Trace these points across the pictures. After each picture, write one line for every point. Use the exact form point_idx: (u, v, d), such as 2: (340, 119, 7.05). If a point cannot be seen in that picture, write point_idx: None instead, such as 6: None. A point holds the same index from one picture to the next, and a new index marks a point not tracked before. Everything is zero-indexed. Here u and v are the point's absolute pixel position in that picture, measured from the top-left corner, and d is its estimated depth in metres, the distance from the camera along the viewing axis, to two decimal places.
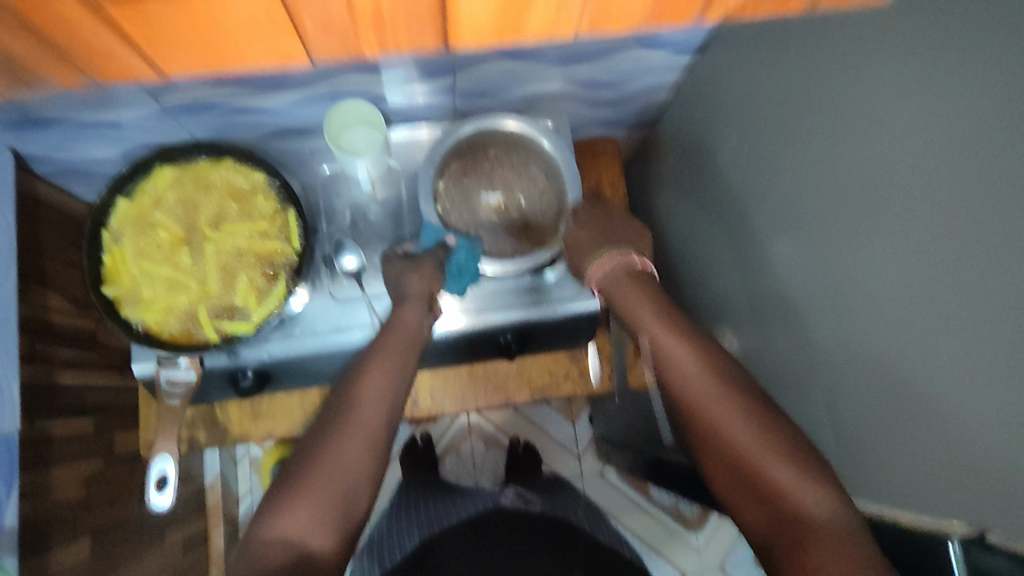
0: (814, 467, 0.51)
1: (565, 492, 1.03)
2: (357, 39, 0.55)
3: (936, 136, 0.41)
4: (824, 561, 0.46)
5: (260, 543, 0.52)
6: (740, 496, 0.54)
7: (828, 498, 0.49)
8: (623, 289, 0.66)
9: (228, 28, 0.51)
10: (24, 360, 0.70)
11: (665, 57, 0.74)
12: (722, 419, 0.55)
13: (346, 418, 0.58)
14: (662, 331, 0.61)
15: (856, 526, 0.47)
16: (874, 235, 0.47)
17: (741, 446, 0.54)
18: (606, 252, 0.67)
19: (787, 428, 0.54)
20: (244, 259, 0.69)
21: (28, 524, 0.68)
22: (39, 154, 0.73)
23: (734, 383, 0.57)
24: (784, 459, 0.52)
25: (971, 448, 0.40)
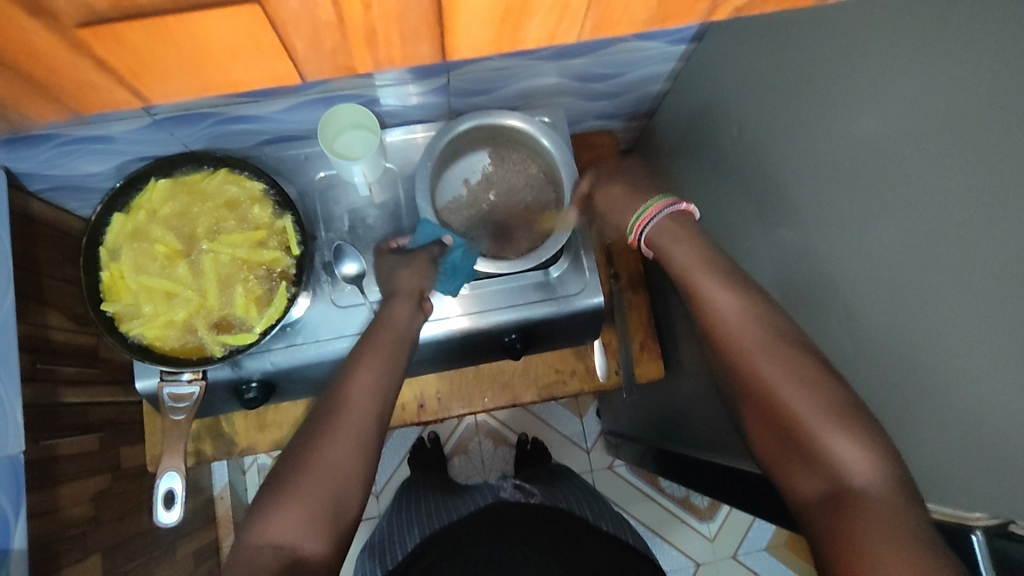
0: (871, 437, 0.47)
1: (575, 484, 1.01)
2: (348, 53, 0.50)
3: (946, 118, 0.40)
4: (874, 539, 0.42)
5: (251, 548, 0.49)
6: (789, 463, 0.51)
7: (888, 472, 0.46)
8: (675, 237, 0.63)
9: (194, 37, 0.44)
10: (26, 381, 0.69)
11: (661, 46, 0.73)
12: (781, 384, 0.52)
13: (336, 417, 0.55)
14: (716, 286, 0.59)
15: (910, 502, 0.44)
16: (881, 221, 0.47)
17: (797, 410, 0.50)
18: (652, 204, 0.65)
19: (853, 398, 0.49)
20: (243, 268, 0.68)
21: (37, 544, 0.68)
22: (31, 171, 0.72)
23: (795, 351, 0.53)
24: (840, 427, 0.48)
25: (991, 435, 0.39)
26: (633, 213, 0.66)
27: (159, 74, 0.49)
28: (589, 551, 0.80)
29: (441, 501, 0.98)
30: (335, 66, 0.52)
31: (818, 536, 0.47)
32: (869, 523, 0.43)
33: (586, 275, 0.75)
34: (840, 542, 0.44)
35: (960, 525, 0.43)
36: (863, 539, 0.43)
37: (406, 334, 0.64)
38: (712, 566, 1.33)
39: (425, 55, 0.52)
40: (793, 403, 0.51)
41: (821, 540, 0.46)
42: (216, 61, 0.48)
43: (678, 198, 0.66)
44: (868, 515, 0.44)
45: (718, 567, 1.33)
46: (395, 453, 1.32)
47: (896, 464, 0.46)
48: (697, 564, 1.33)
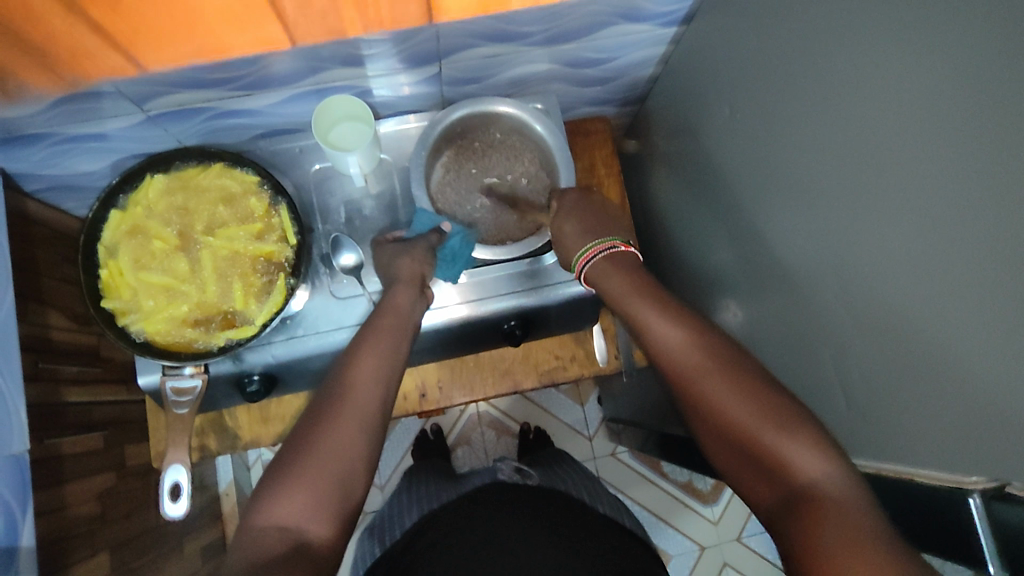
0: (815, 438, 0.49)
1: (574, 467, 1.02)
2: (340, 19, 0.58)
3: (932, 86, 0.41)
4: (829, 533, 0.43)
5: (255, 531, 0.49)
6: (748, 475, 0.52)
7: (839, 471, 0.47)
8: (608, 277, 0.64)
9: (210, 19, 0.54)
10: (29, 380, 0.70)
11: (652, 29, 0.73)
12: (727, 399, 0.53)
13: (338, 402, 0.56)
14: (653, 314, 0.60)
15: (852, 493, 0.46)
16: (873, 192, 0.47)
17: (747, 421, 0.51)
18: (593, 244, 0.65)
19: (793, 404, 0.51)
20: (241, 262, 0.68)
21: (44, 542, 0.68)
22: (26, 172, 0.72)
23: (738, 365, 0.55)
24: (787, 434, 0.50)
25: (983, 397, 0.40)
26: (579, 249, 0.66)
27: None
28: (591, 530, 0.81)
29: (440, 483, 0.99)
30: (325, 31, 0.59)
31: (783, 543, 0.46)
32: (828, 520, 0.44)
33: None
34: (800, 542, 0.45)
35: (957, 488, 0.44)
36: (817, 537, 0.43)
37: (410, 322, 0.64)
38: (717, 549, 1.34)
39: (414, 16, 0.60)
40: (738, 416, 0.52)
41: (787, 548, 0.46)
42: None
43: (619, 239, 0.66)
44: (826, 514, 0.44)
45: (722, 549, 1.34)
46: (398, 445, 1.33)
47: (844, 464, 0.47)
48: (702, 548, 1.34)
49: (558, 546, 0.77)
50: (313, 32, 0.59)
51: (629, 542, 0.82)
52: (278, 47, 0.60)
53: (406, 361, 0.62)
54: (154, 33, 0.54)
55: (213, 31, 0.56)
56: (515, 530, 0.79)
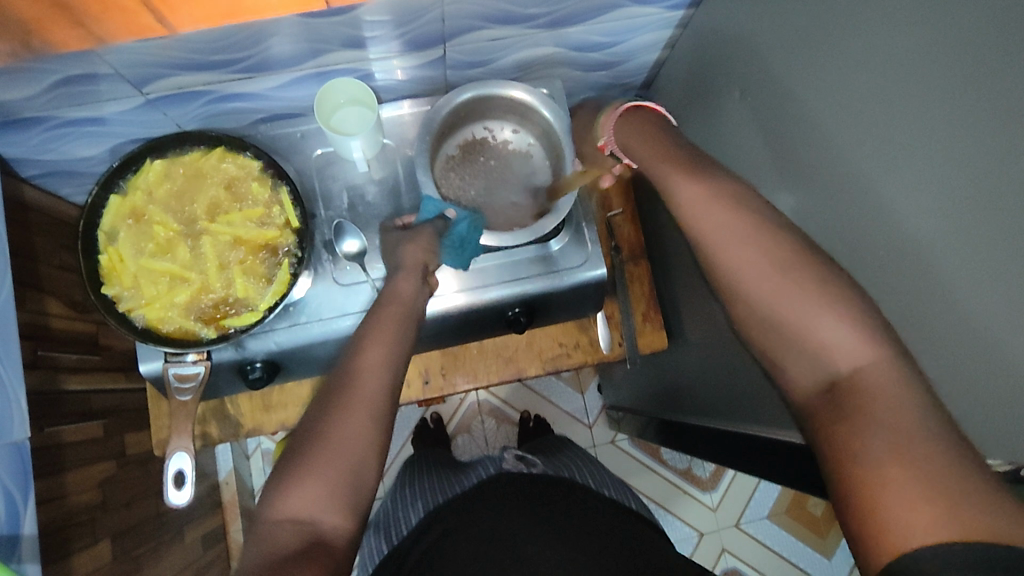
0: (855, 315, 0.43)
1: (578, 454, 1.02)
2: None
3: (947, 69, 0.40)
4: (876, 436, 0.39)
5: (271, 525, 0.49)
6: (773, 349, 0.47)
7: (876, 346, 0.42)
8: (623, 136, 0.64)
9: None
10: (28, 368, 0.69)
11: (659, 13, 0.72)
12: (762, 277, 0.47)
13: (348, 391, 0.55)
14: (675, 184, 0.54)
15: (897, 375, 0.40)
16: (884, 177, 0.47)
17: (773, 298, 0.46)
18: (606, 113, 0.67)
19: (830, 274, 0.45)
20: (242, 248, 0.67)
21: (45, 530, 0.67)
22: (23, 156, 0.70)
23: (772, 235, 0.48)
24: (827, 310, 0.44)
25: (995, 383, 0.40)
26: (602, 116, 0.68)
27: None
28: (593, 520, 0.80)
29: (444, 475, 0.99)
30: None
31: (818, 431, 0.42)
32: (874, 420, 0.39)
33: (588, 247, 0.75)
34: (836, 442, 0.41)
35: None
36: (862, 441, 0.39)
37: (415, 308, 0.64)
38: (715, 536, 1.35)
39: None
40: (766, 292, 0.46)
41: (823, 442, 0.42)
42: None
43: (640, 99, 0.65)
44: (866, 408, 0.40)
45: (721, 535, 1.35)
46: (397, 434, 1.33)
47: (883, 338, 0.42)
48: (700, 534, 1.35)
49: (566, 532, 0.77)
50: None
51: (636, 524, 0.83)
52: (306, 6, 0.56)
53: (411, 347, 0.61)
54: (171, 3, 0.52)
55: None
56: (521, 520, 0.79)
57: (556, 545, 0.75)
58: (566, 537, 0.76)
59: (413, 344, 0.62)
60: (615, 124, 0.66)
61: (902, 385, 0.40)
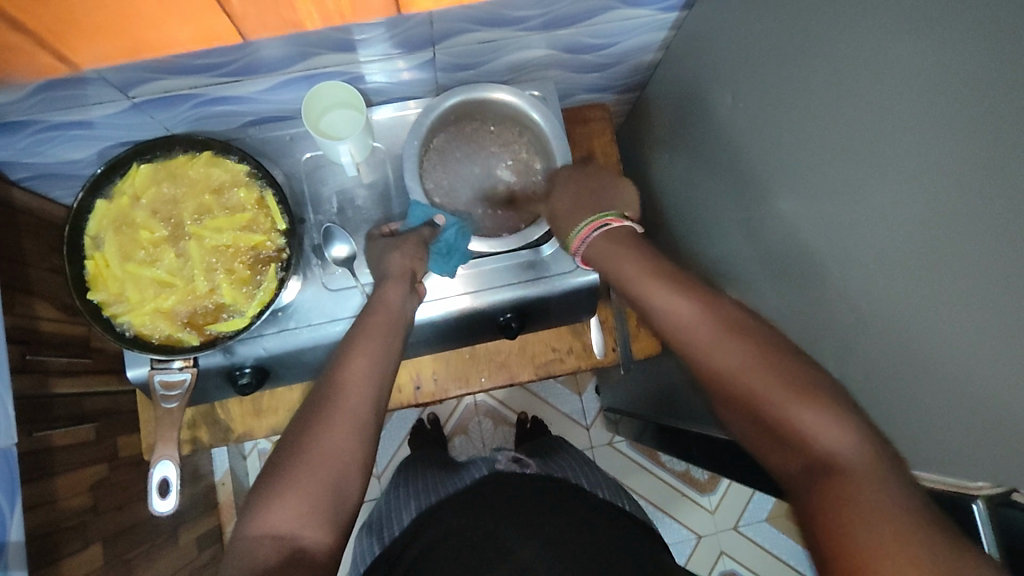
0: (836, 409, 0.46)
1: (573, 455, 1.02)
2: (297, 13, 0.56)
3: (940, 78, 0.39)
4: (863, 524, 0.39)
5: (249, 541, 0.48)
6: (765, 444, 0.49)
7: (859, 439, 0.44)
8: (604, 256, 0.64)
9: (149, 11, 0.51)
10: (16, 373, 0.68)
11: (652, 14, 0.71)
12: (736, 366, 0.51)
13: (330, 404, 0.55)
14: (662, 291, 0.58)
15: (883, 467, 0.42)
16: (876, 187, 0.45)
17: (758, 395, 0.49)
18: (584, 223, 0.65)
19: (813, 374, 0.48)
20: (229, 254, 0.66)
21: (34, 537, 0.67)
22: (11, 160, 0.70)
23: (745, 330, 0.53)
24: (810, 406, 0.46)
25: (986, 403, 0.39)
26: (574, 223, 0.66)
27: None
28: (589, 524, 0.79)
29: (440, 475, 0.98)
30: (281, 24, 0.57)
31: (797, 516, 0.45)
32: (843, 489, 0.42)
33: None
34: (828, 529, 0.41)
35: (961, 495, 0.42)
36: (852, 528, 0.40)
37: (403, 315, 0.63)
38: (713, 538, 1.34)
39: (376, 10, 0.58)
40: (753, 389, 0.50)
41: (804, 521, 0.44)
42: None
43: (612, 213, 0.65)
44: (853, 494, 0.41)
45: (719, 538, 1.34)
46: (394, 435, 1.33)
47: (865, 432, 0.44)
48: (698, 537, 1.34)
49: (558, 535, 0.77)
50: (264, 25, 0.57)
51: (630, 525, 0.82)
52: (220, 40, 0.57)
53: (397, 356, 0.61)
54: (95, 24, 0.52)
55: (161, 24, 0.53)
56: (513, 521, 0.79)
57: (547, 553, 0.74)
58: (562, 545, 0.75)
59: (400, 352, 0.62)
60: (586, 240, 0.65)
61: (891, 480, 0.41)
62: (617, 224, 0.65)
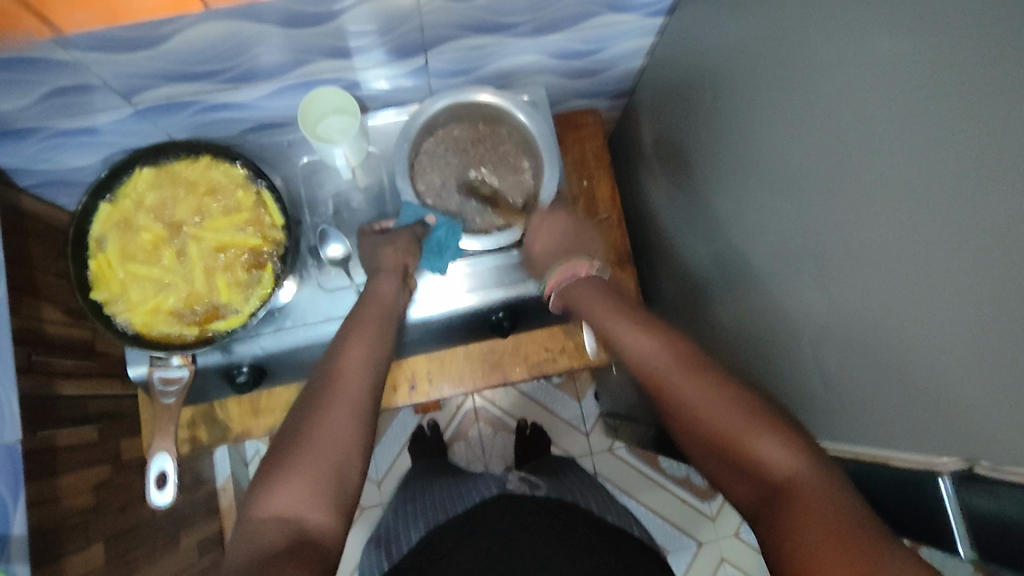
0: (785, 432, 0.49)
1: (581, 478, 1.01)
2: None
3: (907, 68, 0.41)
4: (811, 534, 0.42)
5: (254, 524, 0.49)
6: (726, 472, 0.51)
7: (805, 460, 0.47)
8: (576, 296, 0.69)
9: None
10: (22, 372, 0.70)
11: (638, 19, 0.73)
12: (698, 403, 0.53)
13: (329, 393, 0.56)
14: (629, 332, 0.62)
15: (830, 477, 0.45)
16: (846, 176, 0.47)
17: (713, 425, 0.52)
18: (557, 269, 0.70)
19: (762, 402, 0.51)
20: (227, 255, 0.69)
21: (36, 533, 0.68)
22: (19, 167, 0.73)
23: (703, 365, 0.56)
24: (764, 432, 0.49)
25: (950, 380, 0.40)
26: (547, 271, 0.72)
27: None
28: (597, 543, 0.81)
29: (444, 489, 0.99)
30: None
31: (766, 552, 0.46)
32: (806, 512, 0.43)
33: None
34: (784, 540, 0.44)
35: (931, 472, 0.43)
36: (800, 537, 0.42)
37: (394, 309, 0.65)
38: (714, 545, 1.34)
39: None
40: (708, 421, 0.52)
41: (767, 540, 0.46)
42: None
43: (581, 260, 0.71)
44: (802, 504, 0.44)
45: (720, 545, 1.34)
46: (394, 441, 1.34)
47: (812, 453, 0.47)
48: (699, 544, 1.34)
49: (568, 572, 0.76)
50: None
51: (641, 558, 0.81)
52: (182, 7, 0.53)
53: (388, 348, 0.62)
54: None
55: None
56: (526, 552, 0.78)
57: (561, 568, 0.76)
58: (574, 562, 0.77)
59: (391, 345, 0.63)
60: (557, 286, 0.71)
61: (836, 489, 0.44)
62: (586, 269, 0.70)
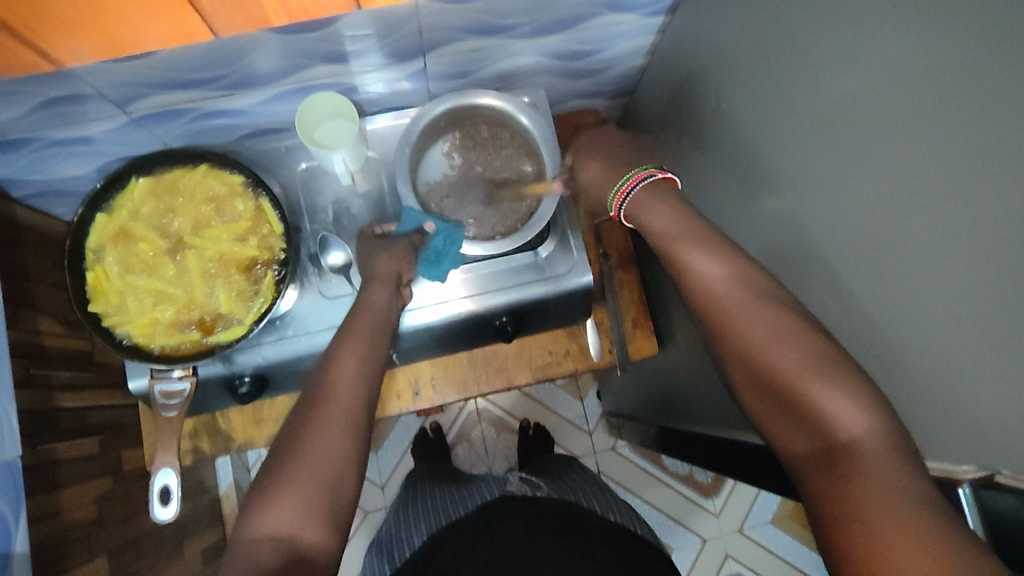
0: (858, 386, 0.45)
1: (586, 478, 1.00)
2: (263, 8, 0.54)
3: (915, 72, 0.40)
4: (876, 512, 0.40)
5: (246, 543, 0.49)
6: (780, 418, 0.49)
7: (877, 420, 0.44)
8: (648, 203, 0.60)
9: (116, 7, 0.49)
10: (21, 387, 0.69)
11: (638, 19, 0.72)
12: (766, 342, 0.50)
13: (324, 403, 0.55)
14: (699, 252, 0.56)
15: (895, 446, 0.43)
16: (853, 180, 0.46)
17: (778, 368, 0.48)
18: (628, 176, 0.62)
19: (835, 349, 0.47)
20: (227, 264, 0.68)
21: (39, 548, 0.68)
22: (13, 178, 0.71)
23: (772, 296, 0.52)
24: (834, 388, 0.45)
25: (967, 386, 0.39)
26: (615, 184, 0.63)
27: None
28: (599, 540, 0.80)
29: (446, 493, 0.98)
30: (248, 20, 0.55)
31: (815, 512, 0.45)
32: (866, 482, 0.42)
33: (574, 255, 0.75)
34: (842, 507, 0.42)
35: (949, 479, 0.42)
36: (864, 513, 0.41)
37: (389, 316, 0.65)
38: (719, 541, 1.33)
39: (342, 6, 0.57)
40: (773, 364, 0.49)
41: (816, 501, 0.45)
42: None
43: (651, 168, 0.63)
44: (865, 476, 0.42)
45: (725, 541, 1.33)
46: (397, 443, 1.33)
47: (884, 412, 0.44)
48: (704, 541, 1.34)
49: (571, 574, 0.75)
50: (234, 21, 0.55)
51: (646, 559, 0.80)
52: (189, 39, 0.56)
53: (382, 355, 0.62)
54: (56, 28, 0.50)
55: (123, 18, 0.51)
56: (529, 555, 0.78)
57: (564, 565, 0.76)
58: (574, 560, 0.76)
59: (387, 355, 0.63)
60: (629, 194, 0.62)
61: (905, 465, 0.42)
62: (659, 174, 0.62)
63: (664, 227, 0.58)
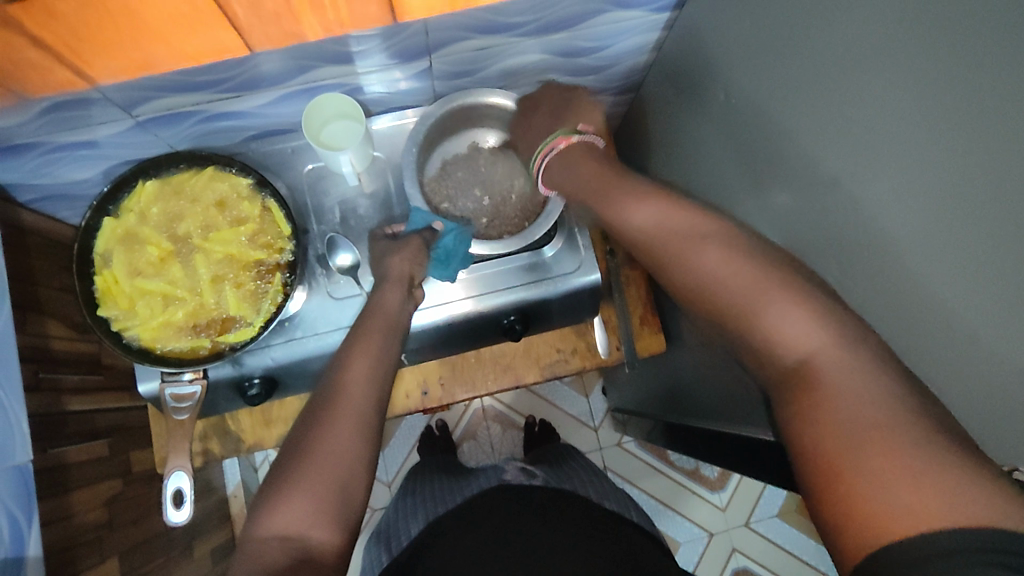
0: (812, 302, 0.44)
1: (581, 464, 1.01)
2: (298, 22, 0.56)
3: (928, 70, 0.40)
4: (838, 423, 0.38)
5: (257, 542, 0.49)
6: (744, 348, 0.47)
7: (829, 332, 0.42)
8: (572, 166, 0.62)
9: (157, 25, 0.52)
10: (30, 391, 0.69)
11: (643, 16, 0.72)
12: (720, 269, 0.47)
13: (334, 403, 0.55)
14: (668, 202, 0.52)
15: (855, 357, 0.41)
16: (865, 177, 0.46)
17: (733, 294, 0.46)
18: (541, 149, 0.66)
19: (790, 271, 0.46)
20: (235, 266, 0.68)
21: (52, 552, 0.68)
22: (19, 182, 0.71)
23: (720, 225, 0.50)
24: (789, 304, 0.44)
25: (985, 384, 0.39)
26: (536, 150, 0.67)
27: (77, 11, 0.48)
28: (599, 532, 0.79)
29: (444, 485, 0.97)
30: (284, 34, 0.57)
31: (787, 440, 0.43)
32: (835, 405, 0.39)
33: (581, 253, 0.75)
34: (803, 431, 0.40)
35: None
36: (827, 428, 0.39)
37: (401, 316, 0.64)
38: (725, 535, 1.34)
39: (375, 16, 0.59)
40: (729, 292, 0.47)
41: (784, 428, 0.43)
42: (134, 16, 0.50)
43: (563, 131, 0.64)
44: (824, 392, 0.40)
45: (731, 535, 1.34)
46: (403, 442, 1.34)
47: (838, 324, 0.42)
48: (710, 535, 1.34)
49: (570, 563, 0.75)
50: (269, 36, 0.57)
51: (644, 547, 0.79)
52: (225, 54, 0.58)
53: (392, 354, 0.62)
54: (99, 46, 0.53)
55: (162, 38, 0.54)
56: (530, 539, 0.78)
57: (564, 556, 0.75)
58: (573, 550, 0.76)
59: (396, 353, 0.63)
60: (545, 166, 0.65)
61: (864, 373, 0.40)
62: (565, 141, 0.63)
63: (591, 185, 0.59)
